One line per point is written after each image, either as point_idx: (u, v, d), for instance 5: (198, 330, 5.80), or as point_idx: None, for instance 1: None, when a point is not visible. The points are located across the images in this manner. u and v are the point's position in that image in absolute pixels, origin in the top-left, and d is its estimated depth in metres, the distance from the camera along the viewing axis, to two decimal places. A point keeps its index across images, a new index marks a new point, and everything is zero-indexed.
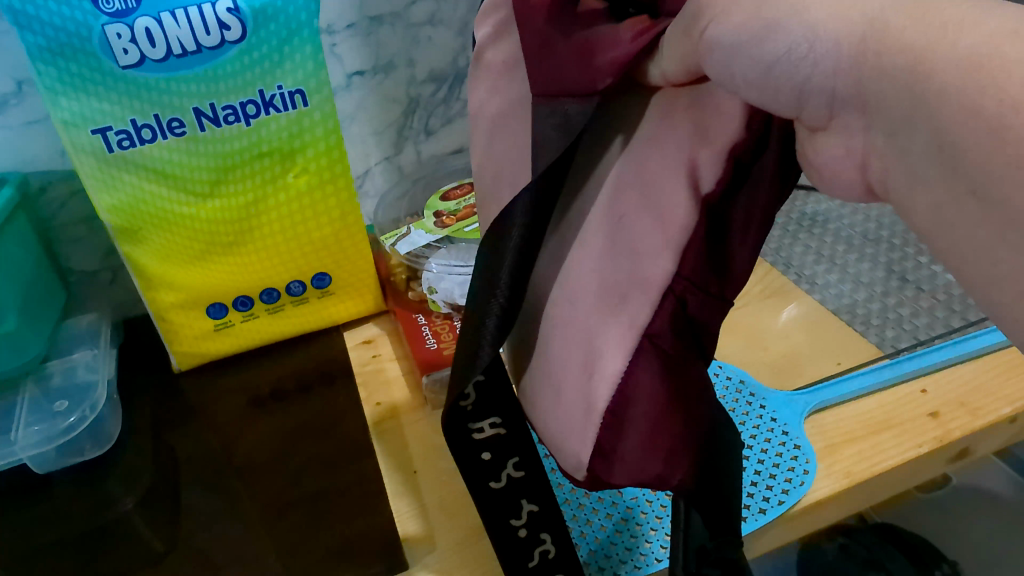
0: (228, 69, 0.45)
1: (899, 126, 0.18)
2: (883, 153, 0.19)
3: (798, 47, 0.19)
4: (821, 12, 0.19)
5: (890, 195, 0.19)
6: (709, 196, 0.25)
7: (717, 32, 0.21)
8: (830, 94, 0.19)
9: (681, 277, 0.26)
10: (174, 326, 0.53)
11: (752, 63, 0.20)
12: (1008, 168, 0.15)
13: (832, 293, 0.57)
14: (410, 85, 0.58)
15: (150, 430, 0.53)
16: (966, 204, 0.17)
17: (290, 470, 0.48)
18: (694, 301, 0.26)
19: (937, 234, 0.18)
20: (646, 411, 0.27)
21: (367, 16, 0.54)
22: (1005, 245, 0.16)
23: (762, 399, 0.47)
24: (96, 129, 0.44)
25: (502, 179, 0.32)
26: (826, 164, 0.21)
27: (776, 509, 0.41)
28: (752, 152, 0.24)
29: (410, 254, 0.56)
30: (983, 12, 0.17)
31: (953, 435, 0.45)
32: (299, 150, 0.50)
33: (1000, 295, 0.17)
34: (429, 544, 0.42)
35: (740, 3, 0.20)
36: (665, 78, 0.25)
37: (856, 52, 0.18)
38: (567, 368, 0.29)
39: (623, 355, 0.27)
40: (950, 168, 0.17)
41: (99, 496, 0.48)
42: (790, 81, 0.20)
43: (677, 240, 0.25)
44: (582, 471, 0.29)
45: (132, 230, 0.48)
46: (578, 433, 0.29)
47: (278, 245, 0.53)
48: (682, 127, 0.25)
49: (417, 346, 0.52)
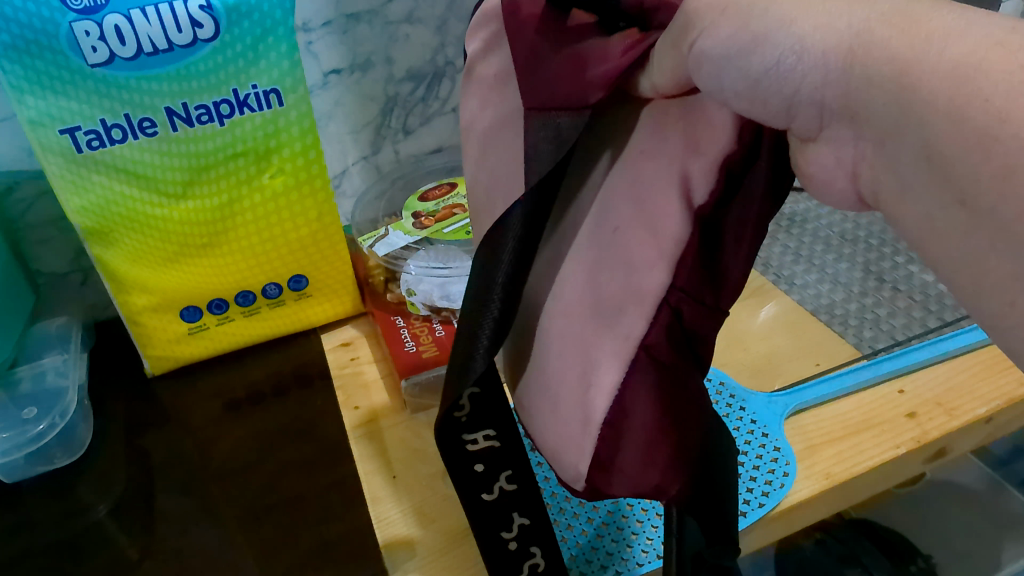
0: (201, 68, 0.44)
1: (886, 136, 0.18)
2: (873, 164, 0.18)
3: (785, 59, 0.19)
4: (808, 24, 0.19)
5: (879, 205, 0.19)
6: (703, 208, 0.24)
7: (706, 43, 0.21)
8: (818, 106, 0.19)
9: (675, 288, 0.26)
10: (147, 329, 0.52)
11: (739, 76, 0.20)
12: (994, 178, 0.15)
13: (811, 293, 0.57)
14: (388, 84, 0.58)
15: (123, 434, 0.52)
16: (954, 212, 0.16)
17: (268, 475, 0.47)
18: (689, 311, 0.26)
19: (924, 243, 0.18)
20: (643, 421, 0.27)
21: (344, 13, 0.53)
22: (993, 255, 0.16)
23: (743, 400, 0.47)
24: (65, 128, 0.43)
25: (489, 187, 0.32)
26: (815, 173, 0.21)
27: (757, 511, 0.41)
28: (743, 162, 0.24)
29: (389, 256, 0.55)
30: (968, 22, 0.17)
31: (930, 434, 0.45)
32: (275, 151, 0.49)
33: (989, 303, 0.17)
34: (409, 551, 0.41)
35: (728, 15, 0.20)
36: (656, 89, 0.24)
37: (843, 61, 0.18)
38: (563, 379, 0.29)
39: (618, 366, 0.27)
40: (938, 178, 0.17)
41: (71, 504, 0.47)
42: (779, 93, 0.19)
43: (671, 252, 0.25)
44: (581, 482, 0.29)
45: (102, 231, 0.47)
46: (577, 443, 0.29)
47: (253, 247, 0.52)
48: (675, 139, 0.25)
49: (395, 347, 0.51)
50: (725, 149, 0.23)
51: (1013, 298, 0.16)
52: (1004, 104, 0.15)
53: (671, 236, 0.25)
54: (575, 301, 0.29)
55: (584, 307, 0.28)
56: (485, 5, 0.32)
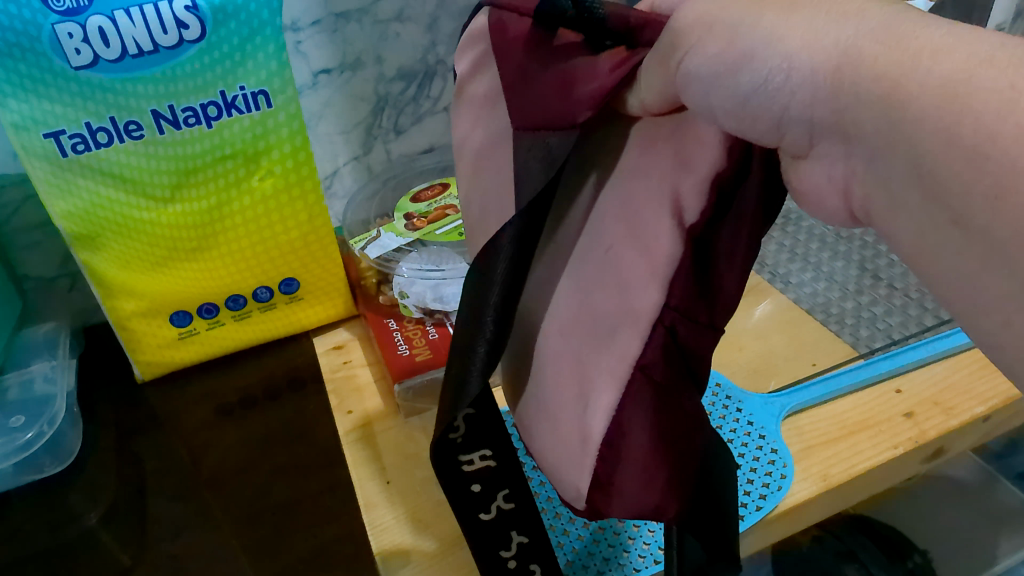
0: (188, 69, 0.43)
1: (878, 154, 0.17)
2: (864, 180, 0.18)
3: (774, 76, 0.18)
4: (796, 42, 0.18)
5: (871, 220, 0.19)
6: (695, 227, 0.24)
7: (693, 63, 0.20)
8: (808, 122, 0.18)
9: (669, 307, 0.25)
10: (136, 335, 0.52)
11: (728, 94, 0.20)
12: (987, 198, 0.15)
13: (806, 291, 0.57)
14: (379, 83, 0.57)
15: (114, 441, 0.51)
16: (947, 231, 0.16)
17: (261, 481, 0.47)
18: (684, 330, 0.25)
19: (918, 261, 0.17)
20: (641, 440, 0.26)
21: (332, 12, 0.52)
22: (987, 274, 0.15)
23: (739, 402, 0.47)
24: (49, 132, 0.42)
25: (484, 203, 0.31)
26: (806, 189, 0.20)
27: (754, 515, 0.40)
28: (733, 181, 0.23)
29: (381, 258, 0.55)
30: (956, 39, 0.16)
31: (928, 434, 0.45)
32: (264, 153, 0.48)
33: (986, 322, 0.16)
34: (405, 557, 0.41)
35: (714, 33, 0.20)
36: (644, 107, 0.24)
37: (831, 80, 0.17)
38: (561, 396, 0.29)
39: (616, 387, 0.26)
40: (929, 195, 0.16)
41: (61, 512, 0.47)
42: (768, 112, 0.19)
43: (665, 269, 0.24)
44: (582, 501, 0.29)
45: (89, 236, 0.46)
46: (576, 462, 0.28)
47: (243, 250, 0.51)
48: (665, 157, 0.24)
49: (388, 351, 0.51)
50: (714, 167, 0.23)
51: (1008, 316, 0.15)
52: (996, 121, 0.15)
53: (664, 253, 0.24)
54: (566, 312, 0.28)
55: (577, 316, 0.28)
56: (472, 23, 0.31)
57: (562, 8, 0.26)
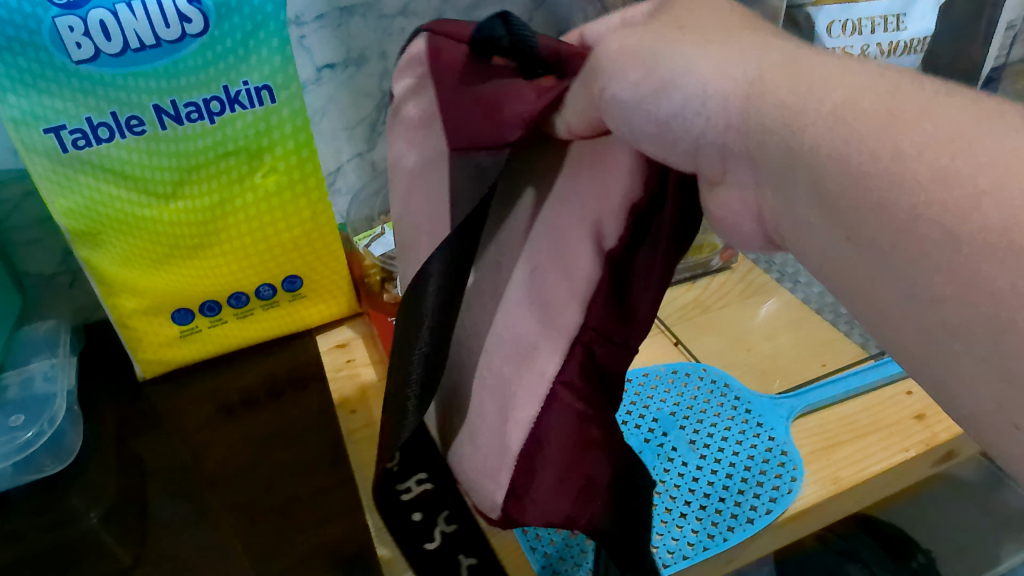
0: (190, 64, 0.43)
1: (783, 178, 0.17)
2: (774, 207, 0.17)
3: (690, 102, 0.18)
4: (709, 70, 0.18)
5: (786, 244, 0.18)
6: (613, 251, 0.26)
7: (616, 88, 0.20)
8: (721, 148, 0.18)
9: (588, 328, 0.27)
10: (137, 333, 0.51)
11: (647, 118, 0.19)
12: (920, 235, 0.14)
13: (815, 291, 0.56)
14: (383, 79, 0.56)
15: (114, 439, 0.51)
16: (867, 267, 0.15)
17: (262, 480, 0.47)
18: (601, 350, 0.27)
19: (838, 289, 0.17)
20: (556, 453, 0.28)
21: (337, 7, 0.52)
22: (913, 312, 0.15)
23: (747, 403, 0.46)
24: (49, 128, 0.41)
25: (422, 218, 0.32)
26: (721, 215, 0.20)
27: (764, 517, 0.40)
28: (649, 208, 0.25)
29: (386, 256, 0.54)
30: (880, 79, 0.16)
31: (939, 437, 0.44)
32: (267, 149, 0.47)
33: (910, 353, 0.15)
34: (410, 560, 0.39)
35: (637, 61, 0.20)
36: (571, 131, 0.24)
37: (740, 105, 0.17)
38: (492, 412, 0.30)
39: (536, 402, 0.28)
40: (838, 220, 0.15)
41: (59, 511, 0.46)
42: (686, 136, 0.19)
43: (583, 292, 0.27)
44: (496, 510, 0.30)
45: (89, 233, 0.46)
46: (495, 472, 0.30)
47: (246, 248, 0.50)
48: (587, 186, 0.26)
49: (393, 351, 0.51)
50: (630, 195, 0.25)
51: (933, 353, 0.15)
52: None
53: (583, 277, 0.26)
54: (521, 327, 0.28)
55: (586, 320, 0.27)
56: (409, 47, 0.31)
57: (497, 37, 0.28)
